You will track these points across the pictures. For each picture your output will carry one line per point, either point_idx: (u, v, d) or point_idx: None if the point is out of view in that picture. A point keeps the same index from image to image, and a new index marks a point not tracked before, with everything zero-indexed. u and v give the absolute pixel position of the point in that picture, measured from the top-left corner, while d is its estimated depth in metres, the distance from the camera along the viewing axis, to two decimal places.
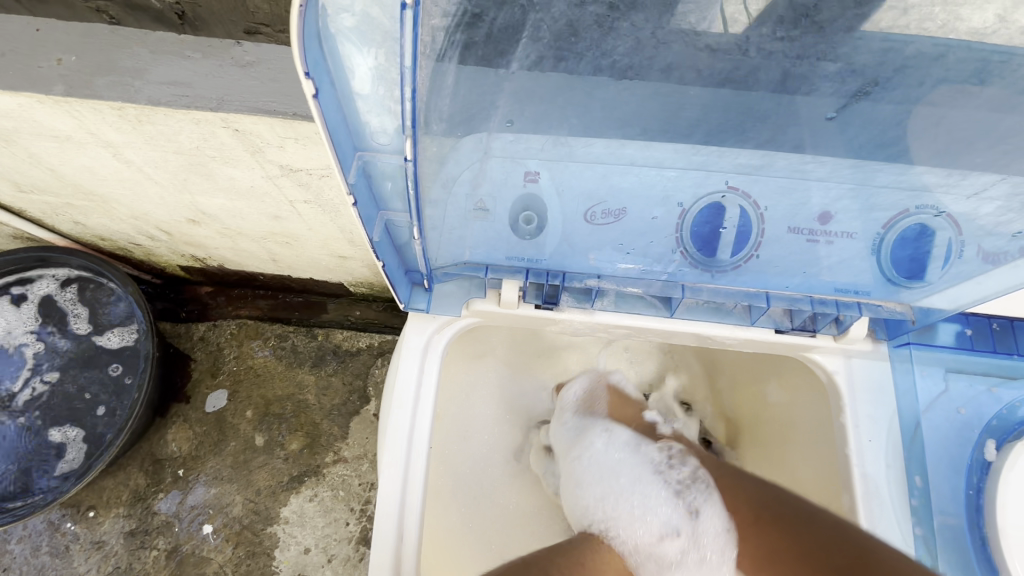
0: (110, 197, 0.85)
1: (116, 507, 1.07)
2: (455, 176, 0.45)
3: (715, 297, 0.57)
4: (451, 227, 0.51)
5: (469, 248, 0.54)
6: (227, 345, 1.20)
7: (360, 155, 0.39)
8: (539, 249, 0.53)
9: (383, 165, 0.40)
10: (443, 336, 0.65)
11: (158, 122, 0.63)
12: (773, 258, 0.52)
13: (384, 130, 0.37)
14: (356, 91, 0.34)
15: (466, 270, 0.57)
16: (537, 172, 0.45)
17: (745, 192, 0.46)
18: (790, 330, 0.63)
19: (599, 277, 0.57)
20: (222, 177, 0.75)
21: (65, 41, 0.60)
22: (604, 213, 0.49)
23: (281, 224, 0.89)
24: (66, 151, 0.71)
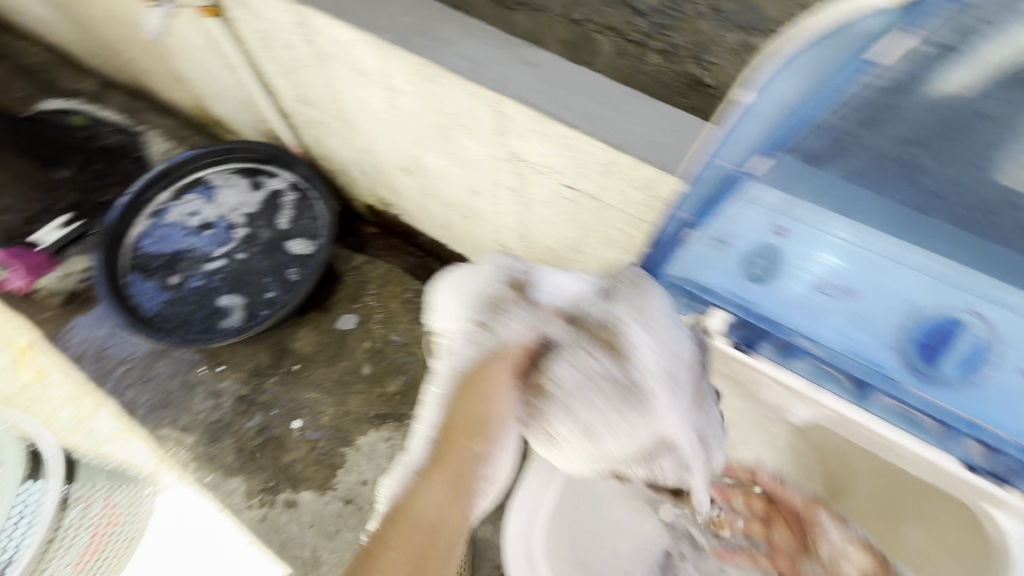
0: (359, 129, 1.02)
1: (239, 372, 1.24)
2: (757, 194, 0.48)
3: (918, 406, 0.51)
4: (711, 241, 0.53)
5: (709, 269, 0.55)
6: (372, 282, 1.35)
7: (732, 142, 0.45)
8: (776, 293, 0.53)
9: (752, 186, 0.48)
10: (635, 334, 0.56)
11: (441, 85, 0.75)
12: (1004, 387, 0.47)
13: (744, 144, 0.44)
14: (757, 109, 0.42)
15: (688, 286, 0.57)
16: (793, 222, 0.49)
17: (991, 322, 0.45)
18: (982, 472, 0.51)
19: (812, 343, 0.54)
20: (455, 144, 0.87)
21: (406, 6, 0.76)
22: (851, 284, 0.50)
23: (473, 199, 1.01)
24: (355, 83, 0.88)
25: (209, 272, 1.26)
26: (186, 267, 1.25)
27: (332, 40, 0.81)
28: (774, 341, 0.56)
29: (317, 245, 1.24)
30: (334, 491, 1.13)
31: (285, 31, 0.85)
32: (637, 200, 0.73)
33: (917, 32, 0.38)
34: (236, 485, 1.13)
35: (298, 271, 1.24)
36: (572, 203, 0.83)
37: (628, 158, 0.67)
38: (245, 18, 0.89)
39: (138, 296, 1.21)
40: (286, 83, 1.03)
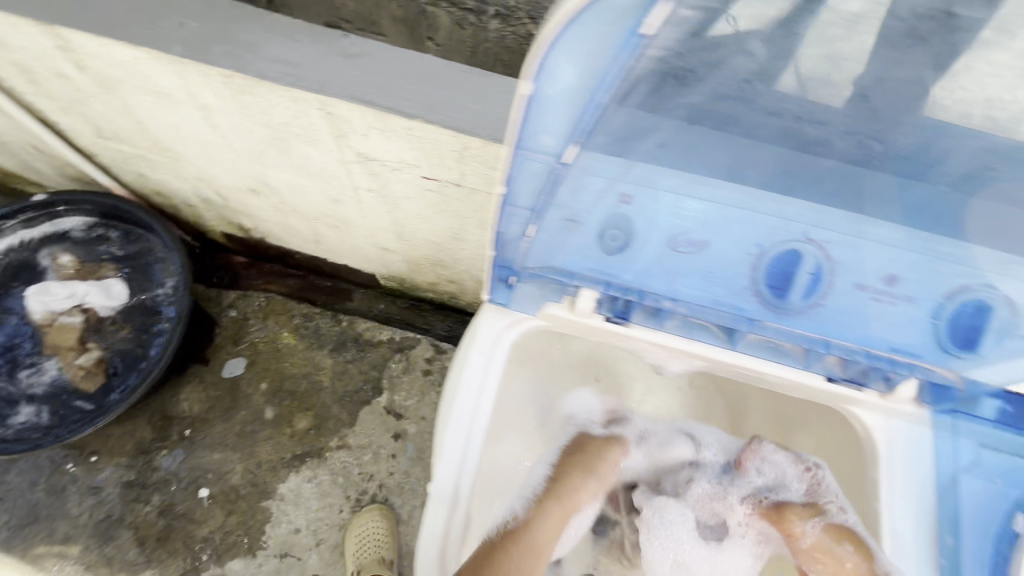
0: (183, 156, 0.89)
1: (118, 456, 1.08)
2: (591, 184, 0.46)
3: (779, 336, 0.57)
4: (557, 233, 0.51)
5: (563, 253, 0.54)
6: (253, 316, 1.22)
7: (531, 149, 0.42)
8: (629, 265, 0.54)
9: (536, 164, 0.43)
10: (512, 333, 0.64)
11: (258, 95, 0.67)
12: (838, 310, 0.53)
13: (551, 130, 0.41)
14: (545, 92, 0.38)
15: (550, 274, 0.56)
16: (628, 194, 0.47)
17: (823, 248, 0.48)
18: (841, 379, 0.60)
19: (674, 301, 0.56)
20: (297, 155, 0.78)
21: (191, 9, 0.65)
22: (688, 243, 0.51)
23: (335, 208, 0.93)
24: (159, 106, 0.75)
25: (44, 362, 1.07)
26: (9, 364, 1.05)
27: (110, 62, 0.68)
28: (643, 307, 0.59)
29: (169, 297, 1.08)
30: (266, 550, 1.04)
31: (48, 59, 0.71)
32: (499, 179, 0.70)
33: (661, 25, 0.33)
34: None
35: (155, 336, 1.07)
36: (438, 194, 0.78)
37: (480, 140, 0.63)
38: None
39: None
40: (76, 119, 0.86)
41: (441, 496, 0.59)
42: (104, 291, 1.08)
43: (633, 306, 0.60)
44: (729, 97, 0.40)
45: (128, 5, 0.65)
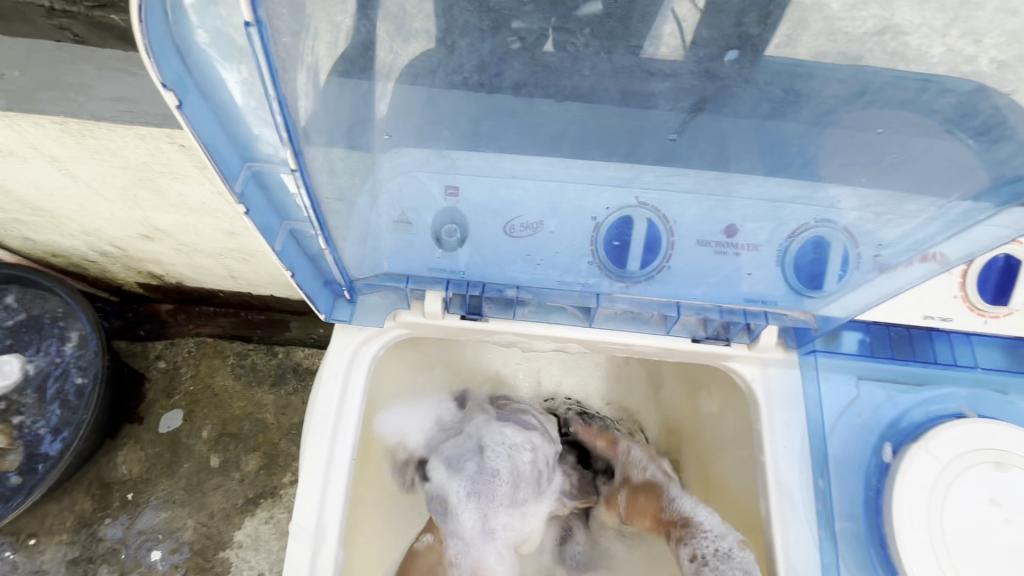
0: (59, 213, 0.84)
1: (58, 534, 1.03)
2: (358, 190, 0.45)
3: (630, 306, 0.56)
4: (367, 238, 0.50)
5: (388, 259, 0.52)
6: (184, 364, 1.18)
7: (249, 165, 0.38)
8: (455, 260, 0.52)
9: (277, 176, 0.39)
10: (373, 347, 0.61)
11: (103, 137, 0.63)
12: (681, 271, 0.52)
13: (264, 138, 0.37)
14: (224, 111, 0.35)
15: (386, 281, 0.55)
16: (451, 186, 0.46)
17: (655, 207, 0.47)
18: (705, 339, 0.61)
19: (518, 287, 0.56)
20: (172, 193, 0.75)
21: (11, 58, 0.61)
22: (523, 226, 0.49)
23: (235, 240, 0.89)
24: (10, 165, 0.70)
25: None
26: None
27: None
28: (492, 299, 0.59)
29: (80, 364, 1.02)
30: None
31: None
32: None
33: (252, 22, 0.27)
34: None
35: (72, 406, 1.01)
36: None
37: None
38: None
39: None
40: None
41: (301, 532, 0.54)
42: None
43: (484, 300, 0.59)
44: (547, 61, 0.39)
45: None
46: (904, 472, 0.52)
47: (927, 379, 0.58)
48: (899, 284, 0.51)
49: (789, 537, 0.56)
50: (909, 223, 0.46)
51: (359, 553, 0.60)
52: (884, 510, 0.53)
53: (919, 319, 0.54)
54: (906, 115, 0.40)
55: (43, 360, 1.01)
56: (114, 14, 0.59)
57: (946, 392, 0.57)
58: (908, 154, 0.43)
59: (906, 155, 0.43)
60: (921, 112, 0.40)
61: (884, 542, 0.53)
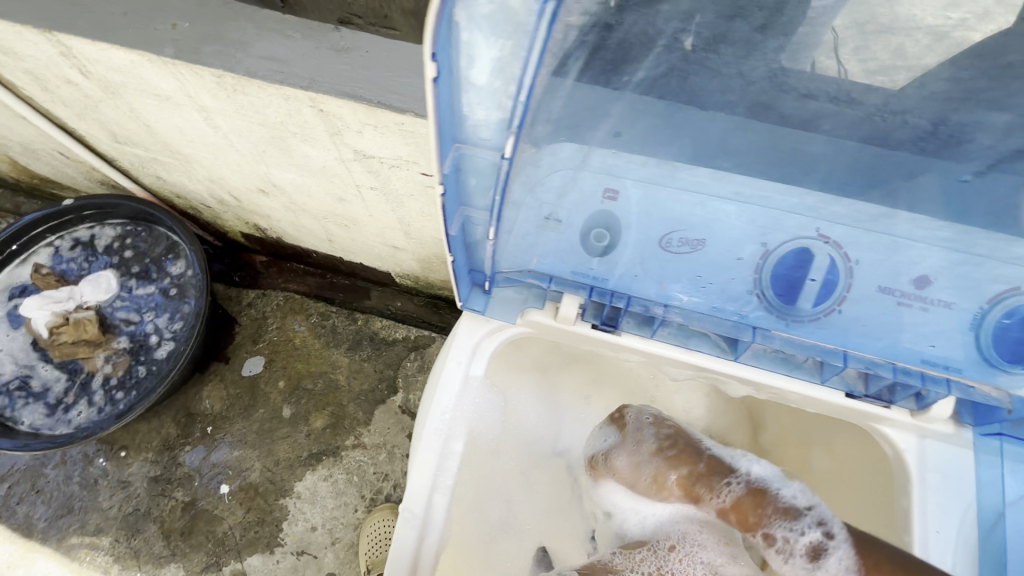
0: (192, 158, 0.90)
1: (145, 451, 1.11)
2: (548, 183, 0.46)
3: (787, 347, 0.53)
4: (526, 235, 0.50)
5: (538, 257, 0.52)
6: (272, 315, 1.23)
7: (457, 147, 0.38)
8: (609, 267, 0.51)
9: (477, 159, 0.40)
10: (492, 342, 0.63)
11: (251, 94, 0.65)
12: (858, 315, 0.48)
13: (490, 124, 0.37)
14: (461, 84, 0.34)
15: (529, 278, 0.55)
16: (611, 189, 0.45)
17: (837, 243, 0.44)
18: (863, 397, 0.58)
19: (666, 306, 0.54)
20: (297, 154, 0.77)
21: (182, 9, 0.64)
22: (681, 241, 0.48)
23: (343, 207, 0.92)
24: (162, 110, 0.76)
25: (66, 365, 1.09)
26: (37, 357, 1.09)
27: (110, 66, 0.68)
28: (632, 314, 0.57)
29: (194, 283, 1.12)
30: (283, 547, 1.05)
31: (56, 67, 0.72)
32: None
33: None
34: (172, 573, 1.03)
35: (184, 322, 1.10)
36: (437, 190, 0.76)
37: None
38: (4, 61, 0.74)
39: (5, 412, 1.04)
40: (91, 124, 0.88)
41: (411, 519, 0.57)
42: (95, 286, 1.11)
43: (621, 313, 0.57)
44: None
45: (122, 9, 0.65)
46: None
47: None
48: None
49: None
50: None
51: (457, 543, 0.60)
52: None
53: None
54: None
55: (163, 291, 1.13)
56: None
57: None
58: None
59: None
60: None
61: None
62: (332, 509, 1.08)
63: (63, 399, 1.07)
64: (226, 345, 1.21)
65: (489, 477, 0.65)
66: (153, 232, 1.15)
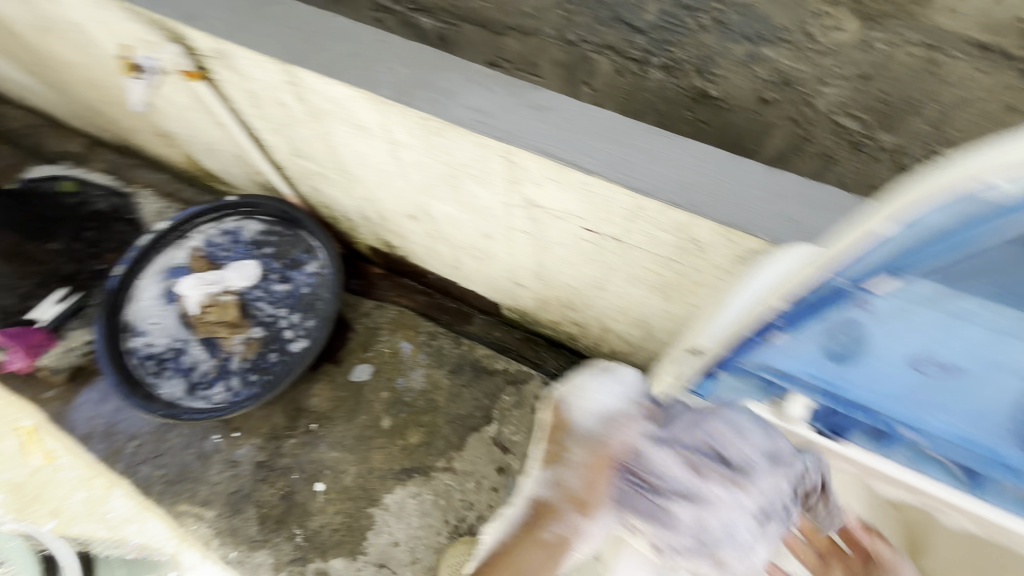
0: (359, 179, 0.98)
1: (255, 436, 1.19)
2: (883, 317, 0.45)
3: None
4: (806, 347, 0.50)
5: (782, 359, 0.53)
6: (384, 326, 1.30)
7: (837, 277, 0.44)
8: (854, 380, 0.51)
9: (824, 282, 0.45)
10: None
11: (447, 137, 0.71)
12: None
13: (868, 262, 0.42)
14: (882, 237, 0.40)
15: (766, 373, 0.55)
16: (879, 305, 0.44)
17: None
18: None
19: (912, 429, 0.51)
20: (465, 192, 0.82)
21: (402, 56, 0.72)
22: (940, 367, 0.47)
23: (485, 242, 0.96)
24: (354, 137, 0.84)
25: (206, 343, 1.20)
26: (182, 333, 1.21)
27: (326, 98, 0.77)
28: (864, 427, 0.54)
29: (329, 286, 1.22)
30: (365, 555, 1.08)
31: (276, 91, 0.82)
32: (665, 241, 0.68)
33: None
34: (262, 559, 1.08)
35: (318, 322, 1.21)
36: (593, 244, 0.78)
37: (657, 203, 0.62)
38: (233, 80, 0.85)
39: (153, 383, 1.15)
40: (279, 138, 0.98)
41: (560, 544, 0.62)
42: (240, 272, 1.23)
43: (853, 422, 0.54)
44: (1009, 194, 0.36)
45: (351, 51, 0.73)
46: None
47: None
48: None
49: None
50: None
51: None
52: None
53: None
54: None
55: (296, 287, 1.23)
56: None
57: None
58: None
59: None
60: None
61: None
62: (415, 528, 1.10)
63: (202, 376, 1.18)
64: (339, 346, 1.28)
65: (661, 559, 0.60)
66: (294, 233, 1.26)
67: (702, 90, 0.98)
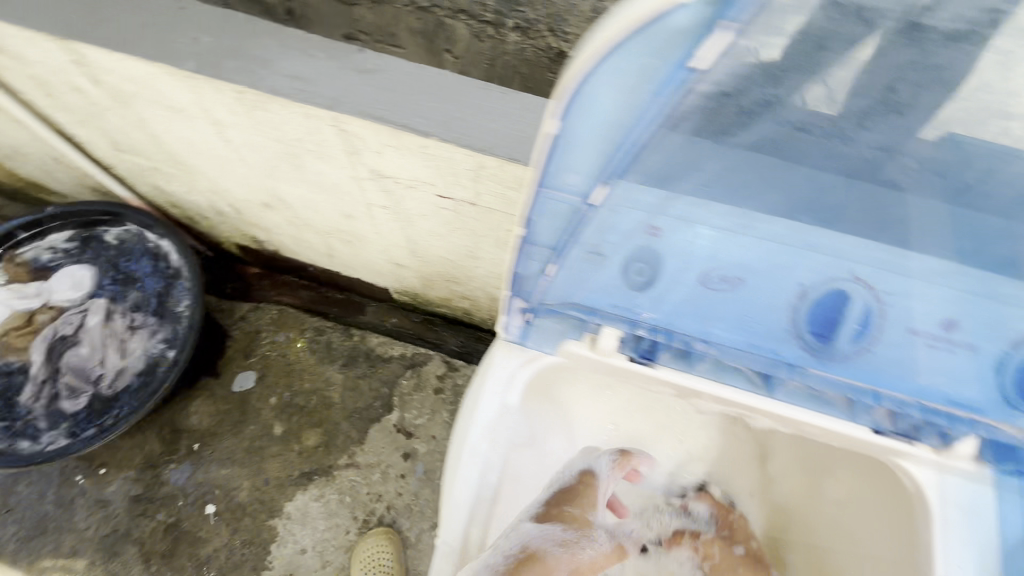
0: (197, 169, 0.88)
1: (126, 469, 1.07)
2: (616, 227, 0.42)
3: (826, 389, 0.50)
4: (578, 270, 0.47)
5: (584, 291, 0.49)
6: (265, 329, 1.21)
7: (546, 193, 0.39)
8: (656, 303, 0.48)
9: (560, 203, 0.40)
10: (527, 372, 0.59)
11: (271, 110, 0.65)
12: (886, 365, 0.47)
13: (580, 169, 0.37)
14: (573, 138, 0.35)
15: (572, 311, 0.51)
16: (657, 225, 0.42)
17: (872, 287, 0.43)
18: (890, 433, 0.51)
19: (707, 342, 0.51)
20: (310, 171, 0.77)
21: (206, 24, 0.64)
22: (721, 279, 0.46)
23: (349, 223, 0.91)
24: (173, 120, 0.74)
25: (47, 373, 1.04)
26: (17, 366, 1.04)
27: (125, 77, 0.67)
28: (669, 350, 0.53)
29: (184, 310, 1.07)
30: (271, 569, 1.02)
31: (66, 74, 0.71)
32: (515, 199, 0.68)
33: (689, 71, 0.29)
34: None
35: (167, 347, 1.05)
36: (452, 212, 0.76)
37: (495, 160, 0.61)
38: (10, 65, 0.73)
39: None
40: (92, 132, 0.86)
41: (450, 550, 0.55)
42: (71, 279, 1.07)
43: (660, 347, 0.53)
44: None
45: (144, 21, 0.64)
46: None
47: None
48: None
49: None
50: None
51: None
52: None
53: None
54: None
55: (154, 293, 1.08)
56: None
57: None
58: None
59: None
60: None
61: None
62: (322, 530, 1.05)
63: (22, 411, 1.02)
64: (218, 355, 1.18)
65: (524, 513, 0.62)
66: (140, 236, 1.09)
67: (558, 45, 0.85)
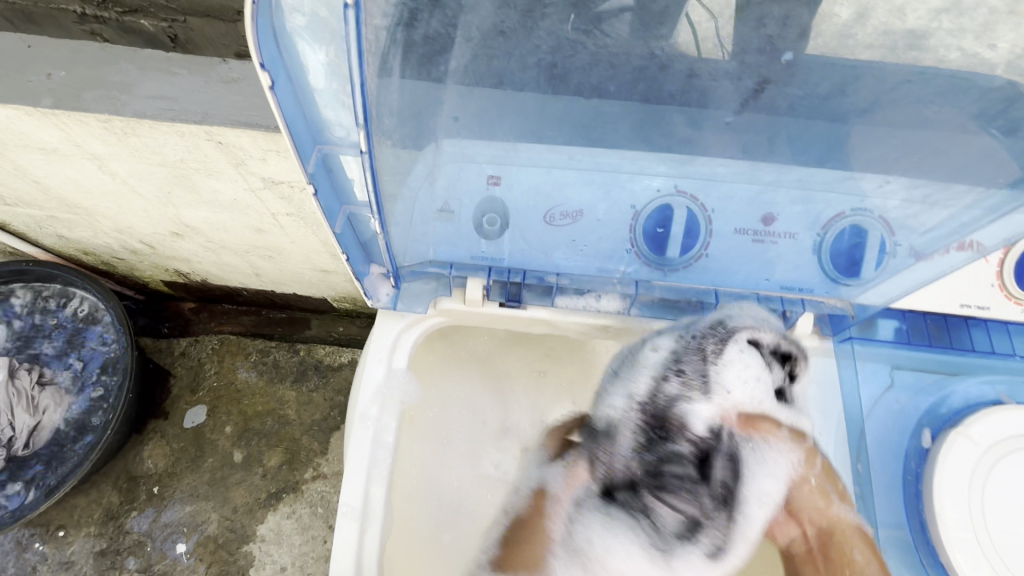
0: (94, 210, 0.87)
1: (86, 526, 1.05)
2: (415, 174, 0.47)
3: (667, 295, 0.58)
4: (414, 224, 0.52)
5: (433, 246, 0.55)
6: (208, 361, 1.19)
7: (320, 148, 0.42)
8: (498, 247, 0.55)
9: (343, 159, 0.43)
10: (410, 335, 0.64)
11: (143, 135, 0.64)
12: (719, 258, 0.54)
13: (338, 122, 0.40)
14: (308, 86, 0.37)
15: (430, 268, 0.58)
16: (495, 175, 0.48)
17: (693, 196, 0.48)
18: None
19: (559, 273, 0.58)
20: (205, 190, 0.76)
21: (57, 58, 0.63)
22: (563, 214, 0.51)
23: (264, 237, 0.91)
24: (50, 163, 0.73)
25: None
26: None
27: None
28: (530, 286, 0.60)
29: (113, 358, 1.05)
30: None
31: None
32: None
33: (350, 6, 0.30)
34: None
35: (103, 396, 1.04)
36: None
37: None
38: None
39: None
40: None
41: (349, 512, 0.56)
42: None
43: (522, 288, 0.60)
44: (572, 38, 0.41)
45: None
46: (945, 454, 0.53)
47: (964, 369, 0.59)
48: (940, 269, 0.52)
49: (827, 515, 0.58)
50: (954, 205, 0.46)
51: (401, 533, 0.62)
52: (923, 493, 0.55)
53: (957, 307, 0.55)
54: (915, 90, 0.41)
55: (79, 346, 1.05)
56: (144, 20, 0.60)
57: (981, 378, 0.59)
58: (924, 121, 0.43)
59: (922, 122, 0.43)
60: (928, 88, 0.41)
61: (925, 525, 0.55)
62: (299, 546, 1.05)
63: None
64: (164, 393, 1.16)
65: (428, 469, 0.67)
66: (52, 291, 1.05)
67: None
